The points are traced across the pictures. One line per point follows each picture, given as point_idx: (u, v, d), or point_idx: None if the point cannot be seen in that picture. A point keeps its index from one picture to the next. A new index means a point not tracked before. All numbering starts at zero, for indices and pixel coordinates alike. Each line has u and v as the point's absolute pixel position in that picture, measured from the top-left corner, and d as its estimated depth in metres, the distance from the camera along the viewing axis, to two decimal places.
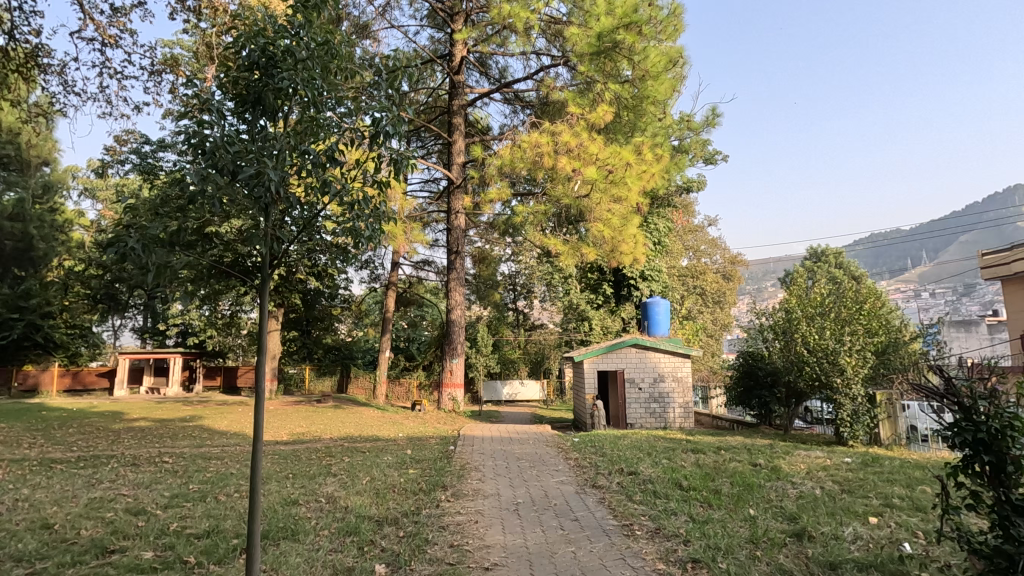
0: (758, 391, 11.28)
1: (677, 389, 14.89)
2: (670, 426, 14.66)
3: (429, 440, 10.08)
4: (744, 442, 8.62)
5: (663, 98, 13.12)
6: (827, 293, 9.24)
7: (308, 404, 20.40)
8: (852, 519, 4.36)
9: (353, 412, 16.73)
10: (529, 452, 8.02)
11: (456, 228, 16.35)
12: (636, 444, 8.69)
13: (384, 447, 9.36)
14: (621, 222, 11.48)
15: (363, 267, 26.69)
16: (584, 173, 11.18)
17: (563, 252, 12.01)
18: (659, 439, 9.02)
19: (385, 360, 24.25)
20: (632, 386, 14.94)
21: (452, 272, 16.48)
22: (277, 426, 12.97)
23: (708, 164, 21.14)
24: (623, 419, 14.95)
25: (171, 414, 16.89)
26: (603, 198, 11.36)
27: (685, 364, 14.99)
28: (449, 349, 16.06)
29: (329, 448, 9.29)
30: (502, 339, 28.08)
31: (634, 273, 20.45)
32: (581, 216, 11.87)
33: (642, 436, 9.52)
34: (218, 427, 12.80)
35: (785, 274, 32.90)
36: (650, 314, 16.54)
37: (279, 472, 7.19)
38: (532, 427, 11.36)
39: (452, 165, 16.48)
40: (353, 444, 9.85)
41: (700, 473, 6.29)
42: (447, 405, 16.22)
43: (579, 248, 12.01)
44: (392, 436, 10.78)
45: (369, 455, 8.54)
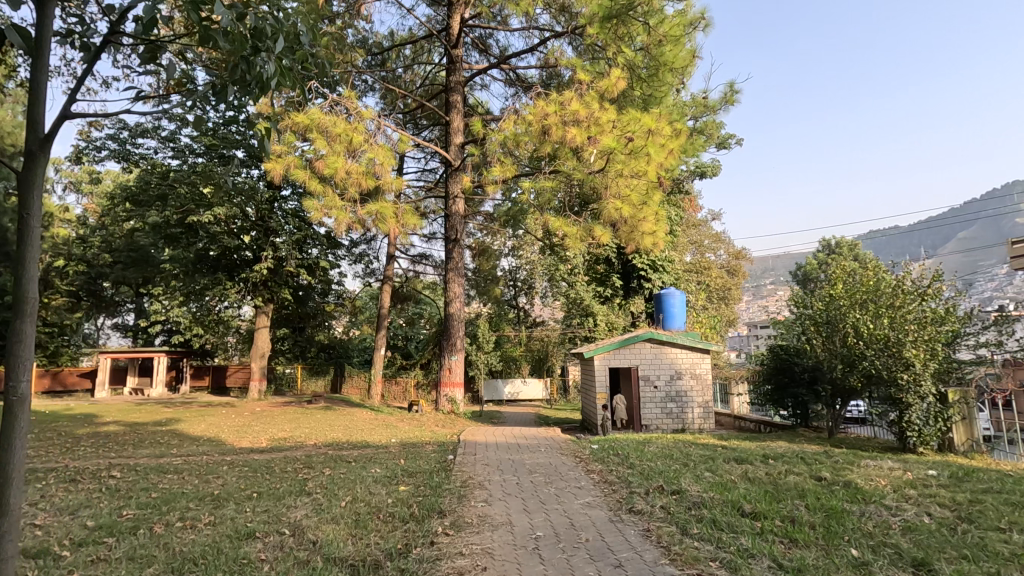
0: (793, 389, 10.16)
1: (695, 387, 13.74)
2: (688, 428, 13.48)
3: (425, 447, 8.88)
4: (792, 448, 7.44)
5: (681, 68, 11.85)
6: (882, 277, 8.15)
7: (297, 406, 19.17)
8: (1006, 569, 3.16)
9: (344, 414, 15.52)
10: (542, 463, 6.77)
11: (455, 215, 15.11)
12: (665, 451, 7.47)
13: (373, 456, 8.13)
14: (642, 199, 10.12)
15: (358, 260, 25.48)
16: (601, 143, 9.78)
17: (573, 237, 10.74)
18: (691, 447, 7.77)
19: (381, 358, 23.04)
20: (646, 385, 13.74)
21: (451, 262, 15.24)
22: (258, 430, 11.75)
23: (722, 149, 19.85)
24: (638, 420, 13.75)
25: (147, 417, 15.63)
26: (623, 174, 9.97)
27: (704, 360, 13.81)
28: (447, 346, 14.85)
29: (311, 458, 8.06)
30: (503, 336, 26.86)
31: (644, 264, 19.24)
32: (592, 195, 10.70)
33: (668, 442, 8.30)
34: (193, 432, 11.60)
35: (794, 269, 31.77)
36: (665, 306, 15.25)
37: (241, 490, 5.95)
38: (540, 431, 10.12)
39: (451, 147, 15.27)
40: (339, 452, 8.66)
41: (759, 492, 5.07)
42: (445, 406, 15.00)
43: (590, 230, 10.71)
44: (383, 442, 9.56)
45: (354, 467, 7.28)
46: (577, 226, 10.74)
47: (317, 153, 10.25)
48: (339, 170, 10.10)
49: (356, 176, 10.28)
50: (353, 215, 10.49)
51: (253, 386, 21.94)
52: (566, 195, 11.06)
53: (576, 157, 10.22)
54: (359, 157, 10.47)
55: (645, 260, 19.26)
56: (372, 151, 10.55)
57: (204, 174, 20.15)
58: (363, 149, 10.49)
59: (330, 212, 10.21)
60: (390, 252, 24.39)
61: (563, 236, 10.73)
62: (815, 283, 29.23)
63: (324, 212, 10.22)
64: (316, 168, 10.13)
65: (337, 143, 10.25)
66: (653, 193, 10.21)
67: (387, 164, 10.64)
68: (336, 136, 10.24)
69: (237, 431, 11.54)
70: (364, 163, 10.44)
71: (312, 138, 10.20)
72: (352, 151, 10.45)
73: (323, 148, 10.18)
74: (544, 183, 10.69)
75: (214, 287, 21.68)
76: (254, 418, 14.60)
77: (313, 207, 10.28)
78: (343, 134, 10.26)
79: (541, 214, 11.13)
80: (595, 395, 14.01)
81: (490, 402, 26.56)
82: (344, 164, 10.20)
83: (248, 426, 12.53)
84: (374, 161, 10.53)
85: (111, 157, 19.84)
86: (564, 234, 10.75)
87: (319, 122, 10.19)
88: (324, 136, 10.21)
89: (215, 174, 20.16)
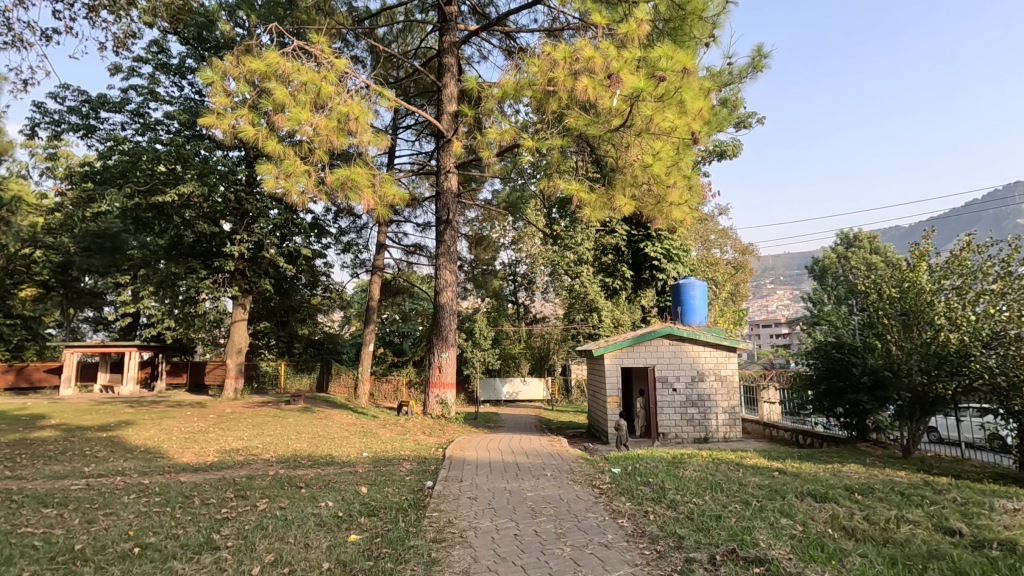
0: (851, 396, 8.22)
1: (720, 391, 12.04)
2: (712, 437, 11.81)
3: (401, 466, 7.10)
4: (880, 476, 5.68)
5: (712, 14, 9.99)
6: (981, 256, 6.52)
7: (274, 406, 17.39)
8: None
9: (321, 416, 13.75)
10: (548, 498, 5.01)
11: (447, 192, 13.30)
12: (705, 479, 5.71)
13: (331, 481, 6.35)
14: (670, 160, 8.38)
15: (346, 250, 23.76)
16: (626, 82, 7.76)
17: (596, 208, 9.01)
18: (740, 472, 6.06)
19: (369, 355, 21.26)
20: (665, 387, 12.02)
21: (441, 246, 13.36)
22: (211, 438, 9.99)
23: (741, 127, 17.94)
24: (654, 427, 12.04)
25: (98, 419, 13.88)
26: (647, 133, 8.30)
27: (730, 360, 12.11)
28: (438, 341, 13.07)
29: (254, 482, 6.32)
30: (501, 333, 25.06)
31: (657, 253, 17.55)
32: (611, 160, 9.03)
33: (706, 463, 6.57)
34: (135, 440, 9.88)
35: (811, 263, 29.70)
36: (684, 298, 13.40)
37: (124, 541, 4.16)
38: (544, 445, 8.36)
39: (442, 115, 13.45)
40: (296, 472, 6.91)
41: (887, 563, 3.31)
42: (434, 409, 13.19)
43: (611, 197, 9.00)
44: (352, 458, 7.79)
45: (300, 499, 5.48)
46: (595, 193, 8.98)
47: (277, 106, 8.44)
48: (302, 125, 8.24)
49: (324, 133, 8.42)
50: (318, 181, 8.66)
51: (228, 384, 20.38)
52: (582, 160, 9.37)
53: (591, 112, 8.44)
54: (328, 112, 8.60)
55: (658, 248, 17.60)
56: (344, 105, 8.63)
57: (174, 153, 18.35)
58: (333, 103, 8.62)
59: (289, 176, 8.40)
60: (381, 241, 22.72)
61: (578, 206, 9.03)
62: (833, 277, 27.43)
63: (283, 176, 8.41)
64: (275, 123, 8.36)
65: (301, 95, 8.42)
66: (686, 152, 8.42)
67: (362, 120, 8.71)
68: (300, 86, 8.43)
69: (186, 440, 9.84)
70: (334, 118, 8.55)
71: (270, 88, 8.38)
72: (320, 105, 8.60)
73: (283, 99, 8.36)
74: (555, 139, 8.84)
75: (187, 276, 19.88)
76: (220, 421, 12.93)
77: (269, 170, 8.49)
78: (309, 83, 8.43)
79: (550, 181, 9.32)
80: (605, 399, 12.26)
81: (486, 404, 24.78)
82: (309, 118, 8.33)
83: (205, 433, 10.84)
84: (346, 116, 8.62)
85: (70, 131, 17.94)
86: (579, 205, 9.01)
87: (279, 69, 8.41)
88: (283, 86, 8.40)
89: (186, 152, 18.39)
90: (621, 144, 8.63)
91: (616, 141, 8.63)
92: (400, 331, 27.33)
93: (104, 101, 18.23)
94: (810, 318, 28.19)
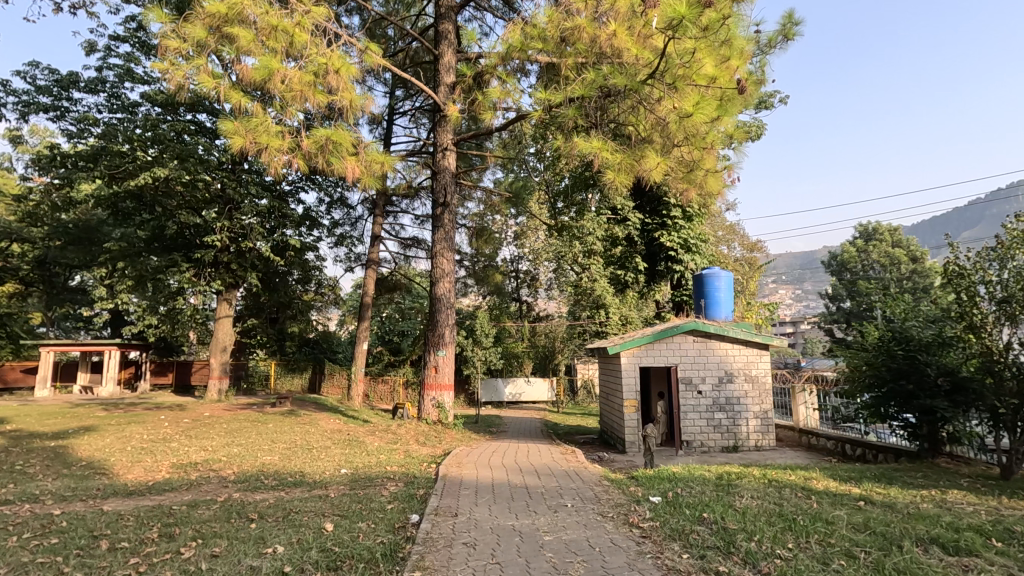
0: (920, 401, 6.92)
1: (750, 394, 10.72)
2: (743, 445, 10.54)
3: (384, 488, 5.78)
4: (1009, 509, 4.31)
5: None
6: None
7: (258, 408, 16.04)
8: None
9: (305, 421, 12.45)
10: (573, 546, 3.65)
11: (444, 171, 11.92)
12: (777, 513, 4.32)
13: (292, 510, 5.00)
14: (710, 116, 7.00)
15: (339, 243, 22.45)
16: (662, 4, 6.26)
17: (623, 169, 7.58)
18: (818, 502, 4.67)
19: (363, 353, 19.89)
20: (689, 390, 10.70)
21: (439, 230, 12.00)
22: (171, 449, 8.66)
23: (763, 108, 16.44)
24: (677, 435, 10.71)
25: (59, 424, 12.60)
26: (682, 78, 6.98)
27: (762, 358, 10.77)
28: (434, 338, 11.75)
29: (196, 512, 4.98)
30: (503, 331, 23.68)
31: (674, 243, 16.02)
32: (641, 115, 7.72)
33: (765, 488, 5.22)
34: (83, 450, 8.58)
35: (828, 257, 28.07)
36: (708, 290, 12.00)
37: None
38: (558, 460, 7.02)
39: (439, 87, 12.06)
40: (253, 497, 5.58)
41: None
42: (430, 414, 11.80)
43: (640, 155, 7.64)
44: (325, 476, 6.47)
45: (242, 540, 4.11)
46: (621, 151, 7.60)
47: (241, 55, 7.04)
48: (272, 75, 6.89)
49: (298, 88, 7.11)
50: (291, 145, 7.39)
51: (212, 385, 19.15)
52: (607, 118, 7.91)
53: (614, 59, 7.15)
54: (304, 64, 7.32)
55: (676, 238, 15.97)
56: (322, 56, 7.37)
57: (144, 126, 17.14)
58: (309, 54, 7.33)
59: (258, 137, 7.12)
60: (377, 233, 21.40)
61: (600, 169, 7.61)
62: (854, 272, 25.78)
63: (251, 137, 7.11)
64: (240, 75, 7.08)
65: (271, 41, 7.04)
66: (731, 103, 6.94)
67: (343, 75, 7.43)
68: (269, 31, 7.02)
69: (142, 450, 8.52)
70: (311, 72, 7.28)
71: (231, 33, 6.90)
72: (293, 56, 7.30)
73: (250, 47, 6.93)
74: (574, 88, 7.48)
75: (168, 269, 18.57)
76: (192, 427, 11.64)
77: (235, 130, 7.12)
78: (279, 28, 7.04)
79: (568, 140, 7.94)
80: (621, 402, 10.91)
81: (488, 405, 23.43)
82: (280, 69, 6.96)
83: (169, 440, 9.56)
84: (324, 69, 7.35)
85: (38, 112, 16.63)
86: (601, 166, 7.57)
87: (244, 10, 6.90)
88: (249, 30, 6.94)
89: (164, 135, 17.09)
90: (654, 93, 7.30)
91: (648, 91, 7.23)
92: (397, 329, 26.03)
93: (75, 80, 16.89)
94: (827, 314, 26.79)
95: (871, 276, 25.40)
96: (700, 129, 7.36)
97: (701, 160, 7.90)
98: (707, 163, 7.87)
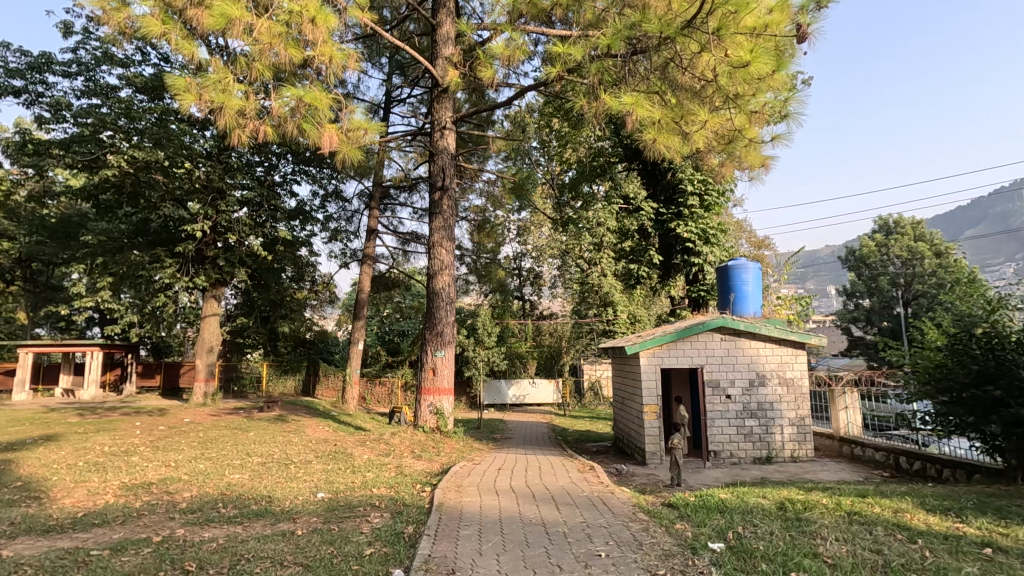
0: (1005, 408, 6.12)
1: (785, 399, 9.58)
2: (776, 456, 9.41)
3: (364, 523, 4.65)
4: None
5: None
6: None
7: (244, 413, 14.92)
8: None
9: (291, 429, 11.33)
10: None
11: (443, 152, 10.80)
12: (890, 571, 3.21)
13: (240, 559, 3.86)
14: (761, 73, 5.81)
15: (334, 238, 21.37)
16: None
17: (666, 128, 6.53)
18: (934, 554, 3.51)
19: (358, 354, 18.74)
20: (716, 395, 9.57)
21: (437, 218, 10.86)
22: (128, 464, 7.52)
23: None
24: (702, 444, 9.57)
25: (20, 433, 11.48)
26: (726, 26, 5.76)
27: (798, 359, 9.64)
28: (431, 337, 10.63)
29: (118, 561, 3.86)
30: (506, 330, 22.55)
31: (691, 233, 14.82)
32: (674, 74, 6.55)
33: (851, 526, 4.10)
34: (27, 467, 7.45)
35: (845, 252, 26.82)
36: (734, 284, 10.87)
37: None
38: (578, 482, 5.89)
39: (437, 59, 10.87)
40: (199, 535, 4.46)
41: None
42: (428, 421, 10.66)
43: (687, 107, 6.63)
44: (295, 505, 5.33)
45: None
46: (653, 111, 6.43)
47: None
48: (232, 24, 5.74)
49: (264, 40, 5.96)
50: (258, 109, 6.33)
51: (197, 387, 18.11)
52: (635, 75, 6.73)
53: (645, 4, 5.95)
54: (274, 12, 6.16)
55: (694, 228, 14.86)
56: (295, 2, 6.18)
57: (122, 112, 15.99)
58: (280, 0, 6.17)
59: (218, 98, 6.03)
60: (373, 226, 20.28)
61: (637, 128, 6.53)
62: (874, 266, 24.56)
63: (209, 97, 6.01)
64: (195, 22, 5.94)
65: None
66: (790, 55, 5.72)
67: (321, 26, 6.22)
68: None
69: (93, 466, 7.39)
70: (281, 21, 6.11)
71: None
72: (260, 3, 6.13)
73: None
74: (596, 38, 6.30)
75: (149, 264, 17.45)
76: (163, 435, 10.54)
77: (187, 88, 6.03)
78: None
79: (590, 101, 6.81)
80: (639, 408, 9.77)
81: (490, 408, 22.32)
82: (241, 16, 5.79)
83: (132, 453, 8.45)
84: (298, 18, 6.14)
85: (9, 96, 15.50)
86: (636, 126, 6.51)
87: None
88: None
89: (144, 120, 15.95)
90: (695, 45, 6.10)
91: (687, 40, 6.02)
92: (396, 329, 24.92)
93: (49, 62, 15.80)
94: (844, 312, 25.55)
95: (891, 272, 24.25)
96: (747, 86, 6.18)
97: (745, 127, 6.72)
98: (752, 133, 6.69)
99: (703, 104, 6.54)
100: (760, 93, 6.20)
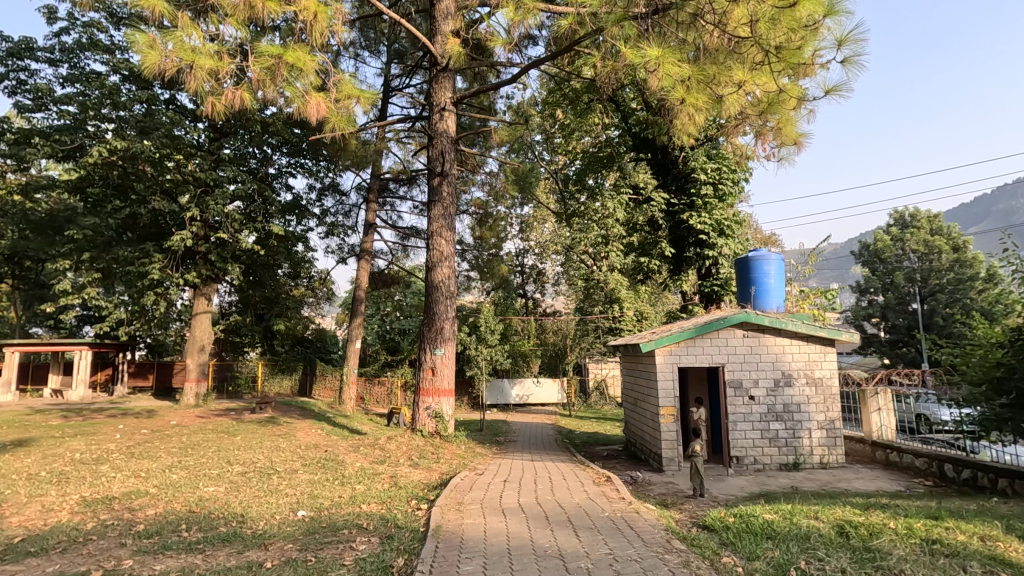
0: None
1: (814, 400, 8.84)
2: (805, 462, 8.69)
3: (348, 552, 3.93)
4: None
5: None
6: None
7: (235, 415, 14.22)
8: None
9: (281, 433, 10.63)
10: None
11: (443, 135, 10.10)
12: None
13: None
14: (809, 16, 5.10)
15: (331, 233, 20.69)
16: None
17: (697, 88, 6.02)
18: None
19: (356, 353, 18.00)
20: (739, 396, 8.83)
21: (436, 205, 10.15)
22: (96, 474, 6.82)
23: None
24: (725, 450, 8.82)
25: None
26: None
27: (827, 356, 8.90)
28: (430, 334, 9.92)
29: None
30: (510, 327, 21.83)
31: (705, 224, 14.07)
32: (703, 31, 5.79)
33: (938, 558, 3.39)
34: None
35: (858, 248, 26.06)
36: (755, 276, 10.12)
37: None
38: (596, 497, 5.16)
39: (436, 35, 10.15)
40: (152, 566, 3.75)
41: None
42: (426, 425, 9.93)
43: (727, 64, 6.03)
44: (272, 525, 4.64)
45: None
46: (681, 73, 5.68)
47: None
48: None
49: None
50: (232, 68, 5.69)
51: (189, 388, 17.41)
52: (659, 34, 5.96)
53: None
54: None
55: (708, 219, 14.07)
56: None
57: (106, 99, 15.26)
58: None
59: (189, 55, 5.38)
60: (372, 220, 19.59)
61: (664, 87, 5.95)
62: (890, 261, 23.83)
63: (177, 55, 5.36)
64: None
65: None
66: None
67: None
68: None
69: (55, 478, 6.67)
70: None
71: None
72: None
73: None
74: None
75: (137, 260, 16.75)
76: (143, 440, 9.82)
77: (150, 46, 5.36)
78: None
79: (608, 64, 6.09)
80: (655, 411, 9.01)
81: (494, 408, 21.59)
82: None
83: (103, 461, 7.74)
84: None
85: None
86: (662, 83, 5.86)
87: None
88: None
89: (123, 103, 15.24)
90: None
91: None
92: (395, 328, 24.24)
93: (30, 48, 15.09)
94: (858, 309, 24.78)
95: (907, 267, 23.51)
96: (793, 36, 5.41)
97: (787, 86, 6.08)
98: (795, 92, 6.10)
99: (740, 63, 6.03)
100: (805, 47, 5.47)
